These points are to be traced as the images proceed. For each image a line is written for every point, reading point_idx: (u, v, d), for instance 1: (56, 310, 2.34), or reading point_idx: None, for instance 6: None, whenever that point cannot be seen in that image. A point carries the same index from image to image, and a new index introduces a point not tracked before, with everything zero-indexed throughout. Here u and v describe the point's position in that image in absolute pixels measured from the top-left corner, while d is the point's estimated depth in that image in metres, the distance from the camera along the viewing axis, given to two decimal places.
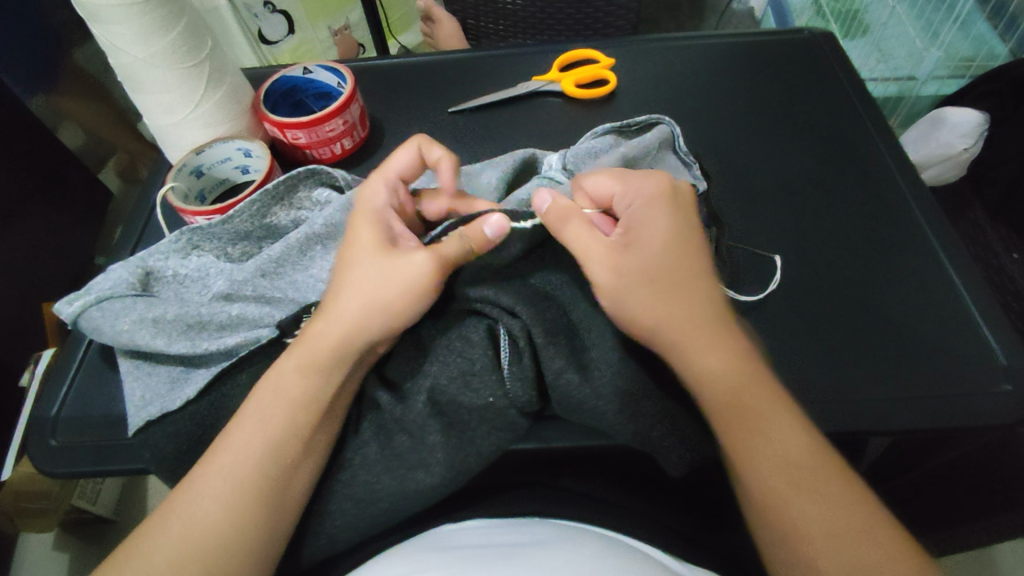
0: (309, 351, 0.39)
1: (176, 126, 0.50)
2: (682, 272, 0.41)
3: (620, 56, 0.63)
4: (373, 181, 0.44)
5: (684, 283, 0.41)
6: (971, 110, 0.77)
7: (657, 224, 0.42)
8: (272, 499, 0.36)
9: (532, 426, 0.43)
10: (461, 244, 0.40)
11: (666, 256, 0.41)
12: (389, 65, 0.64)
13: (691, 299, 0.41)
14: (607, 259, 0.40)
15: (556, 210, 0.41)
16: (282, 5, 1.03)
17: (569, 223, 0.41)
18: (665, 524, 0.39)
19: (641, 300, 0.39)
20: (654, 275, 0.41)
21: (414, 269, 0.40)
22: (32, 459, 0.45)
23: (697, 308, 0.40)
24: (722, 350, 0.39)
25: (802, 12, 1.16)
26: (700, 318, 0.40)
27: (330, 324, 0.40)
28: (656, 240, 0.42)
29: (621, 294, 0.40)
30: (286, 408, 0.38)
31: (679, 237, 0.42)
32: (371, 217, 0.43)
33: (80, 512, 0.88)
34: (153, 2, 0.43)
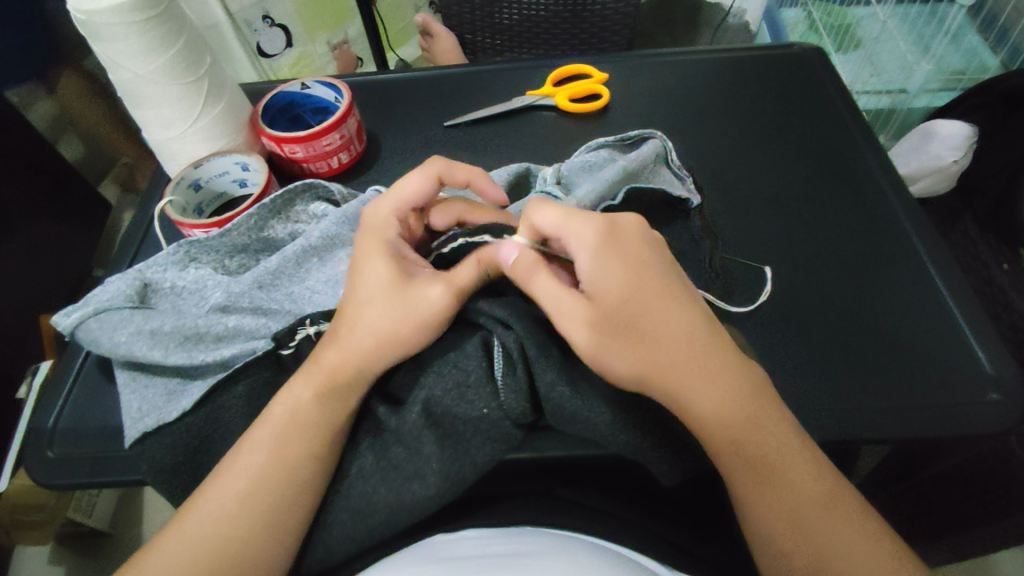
0: (322, 375, 0.39)
1: (174, 141, 0.50)
2: (662, 315, 0.38)
3: (614, 71, 0.64)
4: (382, 208, 0.43)
5: (664, 327, 0.37)
6: (960, 123, 0.78)
7: (615, 267, 0.38)
8: (278, 515, 0.36)
9: (526, 435, 0.41)
10: (474, 270, 0.39)
11: (632, 301, 0.38)
12: (386, 80, 0.64)
13: (675, 345, 0.37)
14: (571, 318, 0.37)
15: (523, 263, 0.38)
16: (281, 20, 1.04)
17: (532, 276, 0.38)
18: (660, 535, 0.36)
19: (620, 357, 0.37)
20: (623, 325, 0.37)
21: (427, 301, 0.39)
22: (29, 471, 0.44)
23: (677, 355, 0.37)
24: (718, 389, 0.37)
25: (795, 27, 1.18)
26: (684, 365, 0.37)
27: (343, 351, 0.39)
28: (619, 284, 0.38)
29: (599, 352, 0.37)
30: (290, 425, 0.38)
31: (641, 275, 0.38)
32: (378, 249, 0.42)
33: (76, 525, 0.87)
34: (153, 20, 0.43)
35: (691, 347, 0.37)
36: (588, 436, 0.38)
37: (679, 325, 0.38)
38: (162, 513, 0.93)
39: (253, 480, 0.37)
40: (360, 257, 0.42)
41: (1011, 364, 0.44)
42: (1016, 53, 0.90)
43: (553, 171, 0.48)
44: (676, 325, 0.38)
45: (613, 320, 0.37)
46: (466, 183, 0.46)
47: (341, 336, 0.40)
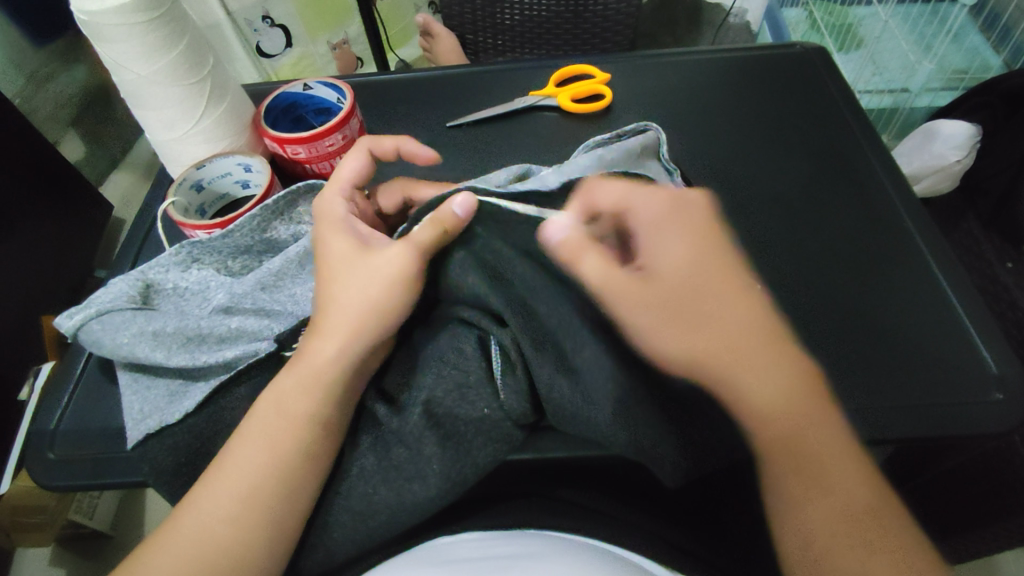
0: (308, 370, 0.38)
1: (177, 142, 0.50)
2: (707, 298, 0.40)
3: (617, 71, 0.64)
4: (328, 194, 0.44)
5: (709, 311, 0.40)
6: (964, 123, 0.78)
7: (671, 249, 0.40)
8: (277, 517, 0.36)
9: (528, 436, 0.41)
10: (431, 229, 0.38)
11: (682, 283, 0.40)
12: (388, 81, 0.64)
13: (722, 328, 0.40)
14: (630, 295, 0.38)
15: (575, 240, 0.37)
16: (281, 20, 1.05)
17: (587, 254, 0.37)
18: (664, 537, 0.36)
19: (675, 337, 0.38)
20: (674, 304, 0.39)
21: (392, 264, 0.39)
22: (31, 472, 0.44)
23: (724, 339, 0.40)
24: (763, 375, 0.39)
25: (797, 26, 1.17)
26: (731, 348, 0.39)
27: (328, 342, 0.39)
28: (671, 270, 0.40)
29: (654, 331, 0.38)
30: (288, 424, 0.38)
31: (693, 259, 0.41)
32: (333, 225, 0.42)
33: (77, 527, 0.87)
34: (155, 21, 0.43)
35: (738, 332, 0.40)
36: (590, 436, 0.39)
37: (728, 309, 0.40)
38: (163, 515, 0.93)
39: (253, 481, 0.37)
40: (319, 236, 0.43)
41: (1013, 363, 0.43)
42: (1019, 52, 0.89)
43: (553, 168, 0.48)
44: (725, 309, 0.40)
45: (666, 300, 0.39)
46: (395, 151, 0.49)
47: (324, 326, 0.40)
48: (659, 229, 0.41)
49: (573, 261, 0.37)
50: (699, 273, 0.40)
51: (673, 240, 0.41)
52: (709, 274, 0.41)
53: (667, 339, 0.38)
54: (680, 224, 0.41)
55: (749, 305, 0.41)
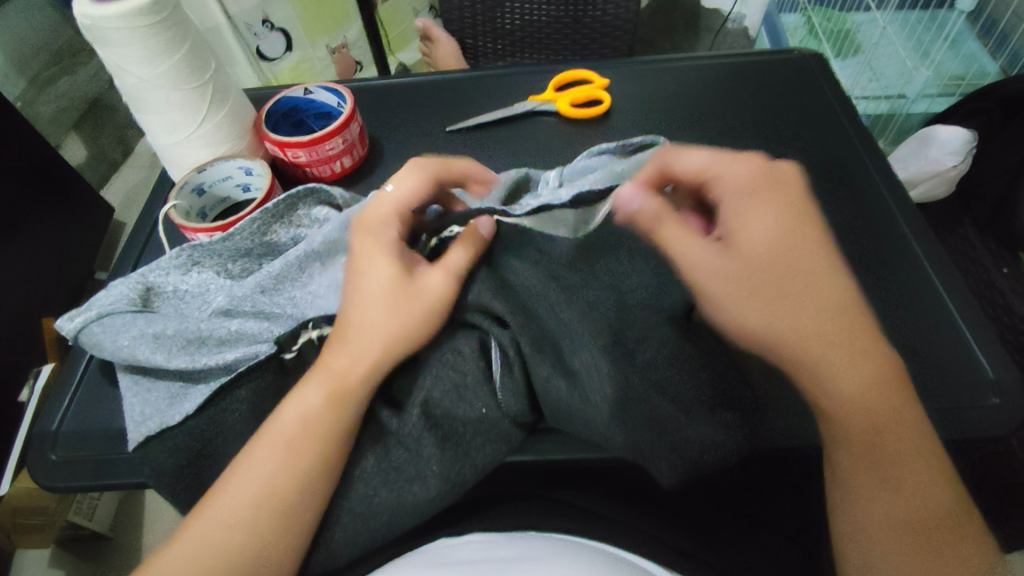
0: (330, 378, 0.39)
1: (178, 146, 0.51)
2: (798, 274, 0.40)
3: (615, 76, 0.64)
4: (382, 210, 0.43)
5: (798, 286, 0.40)
6: (960, 129, 0.79)
7: (763, 218, 0.41)
8: (286, 520, 0.36)
9: (526, 438, 0.41)
10: (461, 252, 0.41)
11: (773, 257, 0.40)
12: (387, 86, 0.65)
13: (810, 304, 0.39)
14: (711, 260, 0.40)
15: (644, 215, 0.41)
16: (281, 24, 1.05)
17: (663, 221, 0.41)
18: (660, 538, 0.36)
19: (753, 312, 0.39)
20: (759, 278, 0.40)
21: (435, 290, 0.40)
22: (33, 473, 0.44)
23: (822, 311, 0.39)
24: (862, 363, 0.38)
25: (795, 32, 1.19)
26: (828, 324, 0.39)
27: (351, 352, 0.40)
28: (761, 242, 0.40)
29: (730, 303, 0.39)
30: (299, 430, 0.38)
31: (787, 228, 0.41)
32: (384, 243, 0.42)
33: (77, 528, 0.87)
34: (158, 26, 0.44)
35: (838, 308, 0.40)
36: (593, 440, 0.39)
37: (823, 280, 0.40)
38: (163, 517, 0.93)
39: (256, 484, 0.37)
40: (361, 254, 0.42)
41: (1010, 367, 0.44)
42: (1016, 57, 0.90)
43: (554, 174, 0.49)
44: (818, 280, 0.40)
45: (753, 266, 0.40)
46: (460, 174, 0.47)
47: (350, 336, 0.40)
48: (749, 197, 0.42)
49: (653, 228, 0.41)
50: (794, 243, 0.41)
51: (765, 209, 0.41)
52: (806, 245, 0.41)
53: (751, 300, 0.39)
54: (775, 191, 0.42)
55: (846, 284, 0.41)
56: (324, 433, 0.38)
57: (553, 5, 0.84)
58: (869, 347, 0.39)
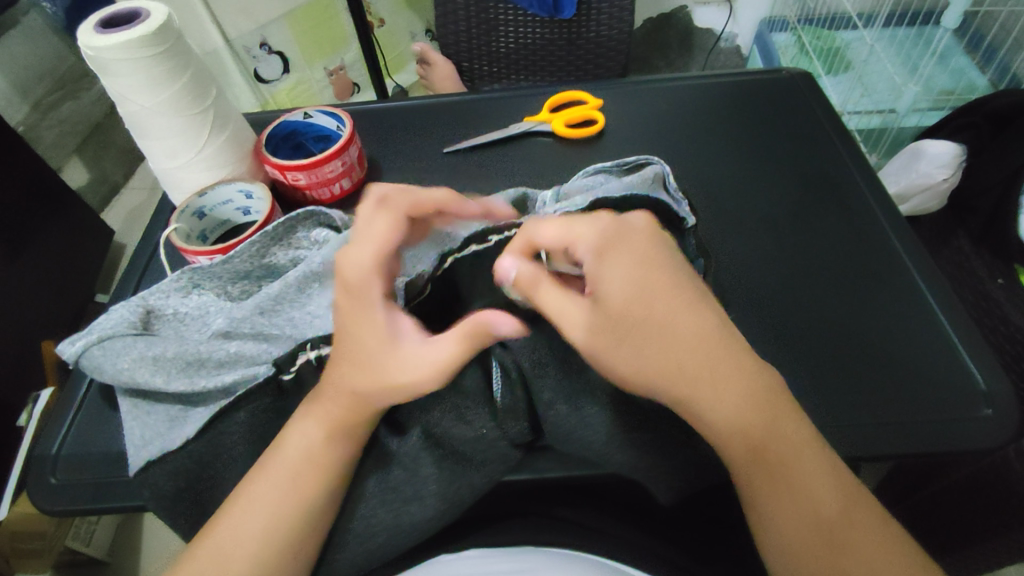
0: (326, 411, 0.38)
1: (179, 170, 0.51)
2: (668, 313, 0.36)
3: (609, 97, 0.65)
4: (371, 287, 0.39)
5: (670, 326, 0.36)
6: (945, 144, 0.80)
7: (624, 268, 0.37)
8: (293, 545, 0.36)
9: (524, 457, 0.41)
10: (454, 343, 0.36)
11: (640, 302, 0.36)
12: (385, 109, 0.66)
13: (684, 342, 0.35)
14: (580, 317, 0.37)
15: (522, 280, 0.38)
16: (279, 47, 1.08)
17: (540, 286, 0.38)
18: (661, 554, 0.36)
19: (635, 364, 0.35)
20: (629, 328, 0.36)
21: (407, 374, 0.37)
22: (31, 497, 0.44)
23: (691, 351, 0.35)
24: (743, 397, 0.35)
25: (786, 49, 1.23)
26: (687, 368, 0.35)
27: (338, 398, 0.38)
28: (626, 289, 0.37)
29: (611, 357, 0.36)
30: (298, 460, 0.37)
31: (647, 267, 0.37)
32: (365, 312, 0.38)
33: (73, 553, 0.86)
34: (161, 55, 0.45)
35: (707, 348, 0.35)
36: (585, 456, 0.39)
37: (689, 328, 0.36)
38: (161, 541, 0.92)
39: (256, 510, 0.36)
40: (347, 317, 0.39)
41: (1003, 380, 0.44)
42: (1005, 71, 0.91)
43: (551, 193, 0.50)
44: (684, 331, 0.36)
45: (620, 318, 0.36)
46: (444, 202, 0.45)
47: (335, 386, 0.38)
48: (613, 247, 0.38)
49: (529, 294, 0.38)
50: (654, 293, 0.36)
51: (629, 256, 0.37)
52: (671, 293, 0.37)
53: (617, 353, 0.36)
54: (642, 240, 0.38)
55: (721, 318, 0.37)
56: (322, 458, 0.37)
57: (547, 28, 0.86)
58: (741, 376, 0.35)
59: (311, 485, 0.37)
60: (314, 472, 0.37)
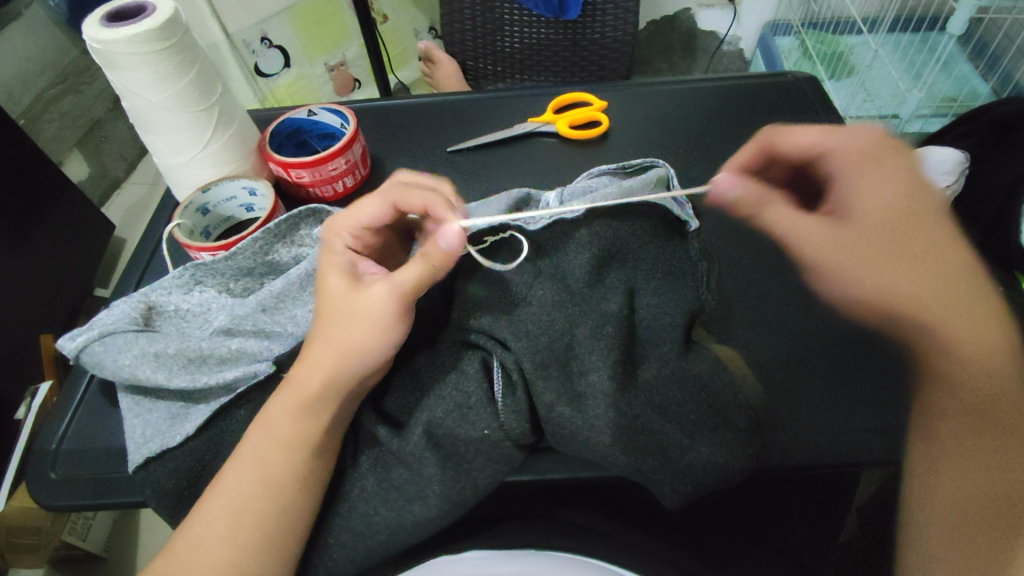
0: (300, 392, 0.39)
1: (183, 166, 0.51)
2: (906, 234, 0.45)
3: (615, 99, 0.65)
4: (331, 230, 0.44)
5: (909, 250, 0.44)
6: (951, 149, 0.79)
7: (873, 188, 0.46)
8: (275, 534, 0.37)
9: (527, 457, 0.42)
10: (418, 269, 0.40)
11: (878, 218, 0.45)
12: (390, 107, 0.66)
13: (921, 266, 0.43)
14: (819, 228, 0.47)
15: (745, 198, 0.49)
16: (280, 41, 1.07)
17: (762, 202, 0.48)
18: (664, 556, 0.35)
19: (861, 270, 0.45)
20: (867, 239, 0.45)
21: (372, 305, 0.40)
22: (32, 492, 0.44)
23: (922, 278, 0.43)
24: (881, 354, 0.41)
25: (790, 54, 1.23)
26: (926, 290, 0.42)
27: (312, 367, 0.39)
28: (870, 204, 0.45)
29: (834, 263, 0.46)
30: (277, 446, 0.38)
31: (895, 194, 0.46)
32: (332, 256, 0.43)
33: (70, 549, 0.86)
34: (168, 51, 0.45)
35: (936, 274, 0.43)
36: (591, 458, 0.39)
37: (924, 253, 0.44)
38: (158, 537, 0.92)
39: (240, 498, 0.37)
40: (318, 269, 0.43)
41: None
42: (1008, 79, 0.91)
43: (555, 194, 0.50)
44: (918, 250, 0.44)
45: (866, 232, 0.45)
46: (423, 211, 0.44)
47: (309, 352, 0.40)
48: (861, 166, 0.46)
49: (753, 210, 0.49)
50: (897, 219, 0.45)
51: (875, 179, 0.46)
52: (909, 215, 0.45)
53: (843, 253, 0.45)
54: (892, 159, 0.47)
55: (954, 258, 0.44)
56: (293, 436, 0.38)
57: (551, 29, 0.86)
58: (971, 299, 0.42)
59: (292, 473, 0.38)
60: (295, 455, 0.38)
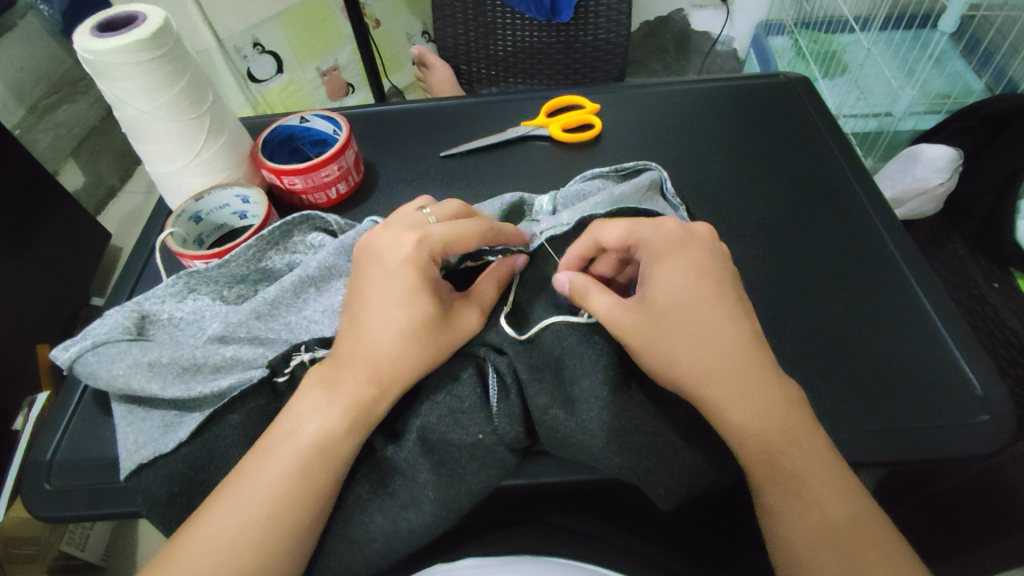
0: (340, 403, 0.38)
1: (175, 175, 0.51)
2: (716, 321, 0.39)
3: (606, 102, 0.65)
4: (408, 236, 0.41)
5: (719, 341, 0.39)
6: (944, 148, 0.80)
7: (669, 278, 0.40)
8: (277, 548, 0.35)
9: (521, 461, 0.41)
10: (495, 287, 0.43)
11: (685, 309, 0.40)
12: (383, 112, 0.66)
13: (734, 354, 0.38)
14: (638, 320, 0.39)
15: (576, 286, 0.41)
16: (271, 47, 1.07)
17: (590, 294, 0.40)
18: (652, 560, 0.35)
19: (691, 363, 0.38)
20: (692, 329, 0.39)
21: (464, 325, 0.40)
22: (26, 503, 0.44)
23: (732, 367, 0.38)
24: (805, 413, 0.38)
25: (783, 55, 1.21)
26: (750, 387, 0.37)
27: (360, 377, 0.39)
28: (677, 294, 0.40)
29: (669, 358, 0.38)
30: (306, 452, 0.37)
31: (693, 283, 0.40)
32: (403, 271, 0.40)
33: (67, 560, 0.86)
34: (159, 60, 0.45)
35: (741, 365, 0.38)
36: (584, 461, 0.38)
37: (716, 317, 0.39)
38: (155, 545, 0.92)
39: (243, 499, 0.36)
40: (376, 289, 0.40)
41: (998, 385, 0.44)
42: (1001, 75, 0.91)
43: (549, 198, 0.50)
44: (709, 314, 0.39)
45: (678, 326, 0.39)
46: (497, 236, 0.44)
47: (365, 367, 0.39)
48: (672, 250, 0.41)
49: (583, 303, 0.41)
50: (700, 302, 0.40)
51: (680, 271, 0.41)
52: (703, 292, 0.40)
53: (667, 330, 0.39)
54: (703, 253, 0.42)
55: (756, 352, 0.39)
56: (329, 445, 0.38)
57: (543, 32, 0.86)
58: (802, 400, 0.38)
59: (287, 484, 0.36)
60: (317, 461, 0.37)
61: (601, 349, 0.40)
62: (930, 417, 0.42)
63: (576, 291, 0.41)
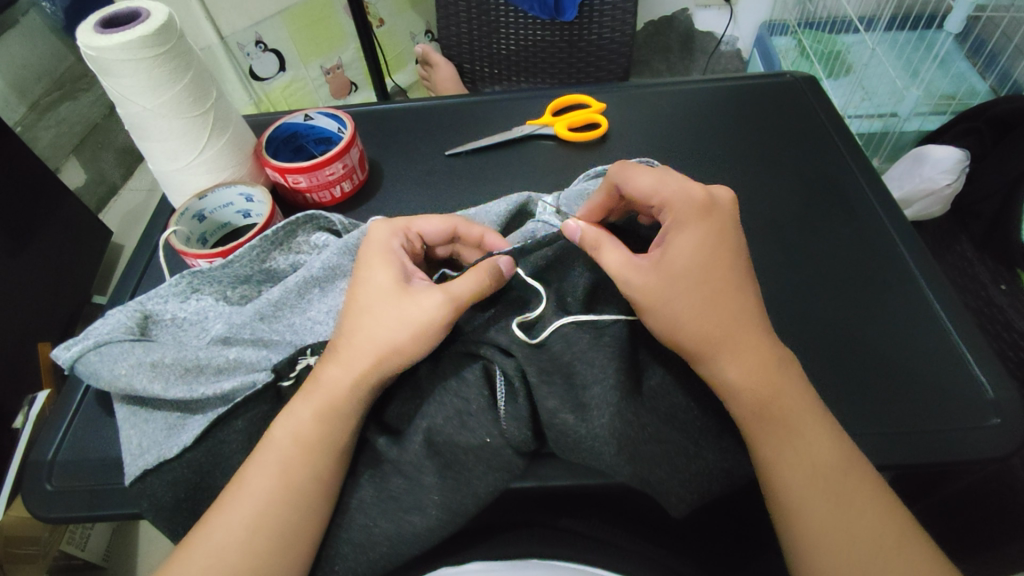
0: (334, 401, 0.39)
1: (178, 173, 0.51)
2: (726, 292, 0.40)
3: (612, 101, 0.65)
4: (387, 226, 0.45)
5: (727, 314, 0.39)
6: (952, 149, 0.80)
7: (688, 239, 0.41)
8: (289, 535, 0.36)
9: (529, 464, 0.41)
10: (470, 284, 0.40)
11: (698, 274, 0.40)
12: (387, 111, 0.65)
13: (738, 327, 0.39)
14: (649, 277, 0.39)
15: (589, 237, 0.41)
16: (274, 45, 1.07)
17: (602, 246, 0.40)
18: (663, 564, 0.35)
19: (697, 331, 0.39)
20: (703, 297, 0.40)
21: (428, 312, 0.40)
22: (28, 505, 0.43)
23: (738, 341, 0.39)
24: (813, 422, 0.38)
25: (787, 53, 1.22)
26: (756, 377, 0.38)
27: (342, 366, 0.40)
28: (690, 259, 0.40)
29: (675, 318, 0.39)
30: (304, 454, 0.37)
31: (711, 250, 0.41)
32: (382, 256, 0.43)
33: (67, 559, 0.86)
34: (161, 57, 0.44)
35: (749, 337, 0.39)
36: (594, 466, 0.38)
37: (730, 285, 0.40)
38: (155, 546, 0.92)
39: (249, 500, 0.36)
40: (363, 270, 0.43)
41: (1009, 388, 0.43)
42: (1006, 77, 0.91)
43: (552, 197, 0.50)
44: (723, 280, 0.40)
45: (691, 289, 0.40)
46: (480, 241, 0.46)
47: (355, 362, 0.40)
48: (694, 217, 0.41)
49: (593, 253, 0.41)
50: (716, 271, 0.40)
51: (698, 236, 0.41)
52: (722, 262, 0.41)
53: (681, 293, 0.39)
54: (723, 220, 0.42)
55: (762, 332, 0.40)
56: (326, 445, 0.38)
57: (548, 31, 0.85)
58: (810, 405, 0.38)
59: (290, 486, 0.37)
60: (322, 463, 0.37)
61: (611, 353, 0.39)
62: (941, 420, 0.42)
63: (591, 242, 0.41)
